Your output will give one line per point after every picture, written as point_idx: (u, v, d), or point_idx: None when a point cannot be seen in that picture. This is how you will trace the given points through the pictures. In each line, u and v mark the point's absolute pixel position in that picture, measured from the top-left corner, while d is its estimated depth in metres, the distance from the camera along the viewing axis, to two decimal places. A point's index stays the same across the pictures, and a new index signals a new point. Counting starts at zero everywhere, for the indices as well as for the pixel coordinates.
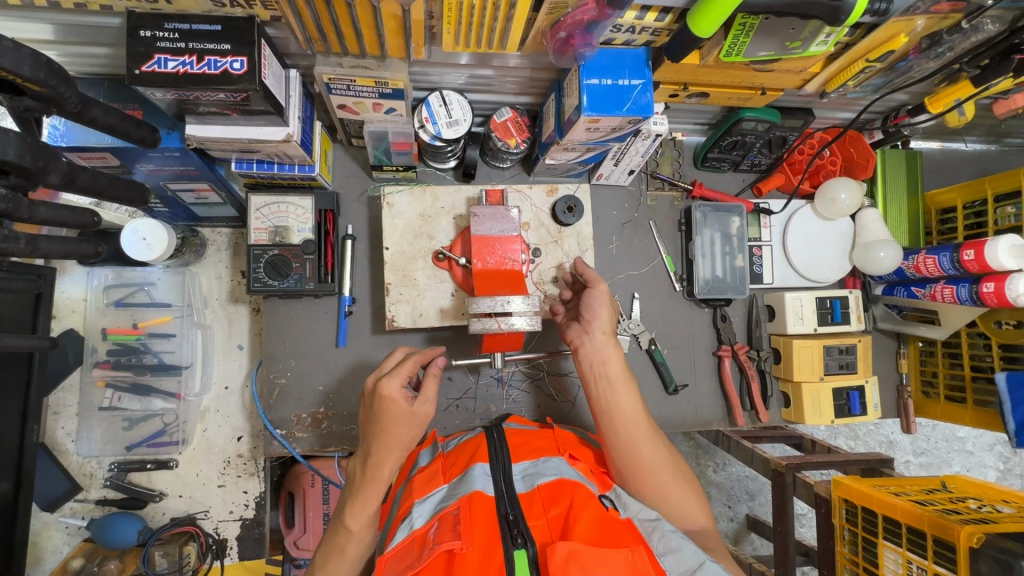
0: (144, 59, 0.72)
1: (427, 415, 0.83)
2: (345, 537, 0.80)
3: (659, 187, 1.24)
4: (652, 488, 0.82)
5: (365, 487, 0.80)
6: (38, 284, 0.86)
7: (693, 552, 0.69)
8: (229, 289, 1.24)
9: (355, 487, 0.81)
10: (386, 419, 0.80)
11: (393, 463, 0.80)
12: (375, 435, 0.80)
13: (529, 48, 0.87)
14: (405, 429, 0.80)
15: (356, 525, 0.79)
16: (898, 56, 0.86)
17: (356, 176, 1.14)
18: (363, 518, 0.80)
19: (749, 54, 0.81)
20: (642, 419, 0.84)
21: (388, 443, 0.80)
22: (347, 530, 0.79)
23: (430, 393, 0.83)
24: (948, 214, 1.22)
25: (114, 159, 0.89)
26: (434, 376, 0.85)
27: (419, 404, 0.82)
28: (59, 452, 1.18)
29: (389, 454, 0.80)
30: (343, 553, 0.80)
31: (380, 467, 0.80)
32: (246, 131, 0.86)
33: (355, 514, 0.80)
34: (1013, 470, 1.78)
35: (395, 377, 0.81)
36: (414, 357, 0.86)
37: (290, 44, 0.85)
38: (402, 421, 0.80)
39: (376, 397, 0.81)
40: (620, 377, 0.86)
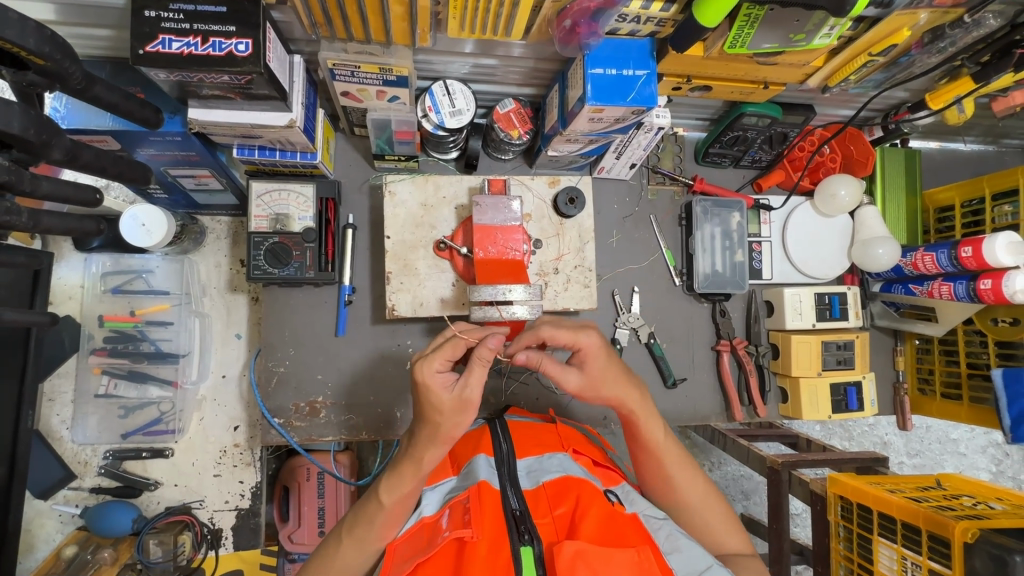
0: (148, 40, 0.72)
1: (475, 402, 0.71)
2: (376, 509, 0.77)
3: (660, 181, 1.24)
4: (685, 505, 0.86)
5: (403, 467, 0.76)
6: (37, 261, 0.85)
7: (701, 554, 0.69)
8: (228, 277, 1.23)
9: (397, 464, 0.77)
10: (426, 405, 0.71)
11: (434, 452, 0.74)
12: (421, 422, 0.73)
13: (534, 37, 0.87)
14: (445, 418, 0.71)
15: (389, 499, 0.76)
16: (900, 51, 0.87)
17: (358, 165, 1.14)
18: (399, 495, 0.76)
19: (753, 45, 0.81)
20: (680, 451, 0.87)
21: (430, 432, 0.72)
22: (379, 502, 0.77)
23: (477, 379, 0.70)
24: (945, 212, 1.23)
25: (114, 142, 0.89)
26: (483, 363, 0.70)
27: (466, 391, 0.70)
28: (54, 439, 1.17)
29: (433, 445, 0.73)
30: (373, 523, 0.77)
31: (423, 451, 0.74)
32: (248, 115, 0.86)
33: (391, 489, 0.76)
34: (1005, 473, 1.79)
35: (433, 363, 0.71)
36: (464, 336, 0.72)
37: (294, 29, 0.85)
38: (443, 410, 0.70)
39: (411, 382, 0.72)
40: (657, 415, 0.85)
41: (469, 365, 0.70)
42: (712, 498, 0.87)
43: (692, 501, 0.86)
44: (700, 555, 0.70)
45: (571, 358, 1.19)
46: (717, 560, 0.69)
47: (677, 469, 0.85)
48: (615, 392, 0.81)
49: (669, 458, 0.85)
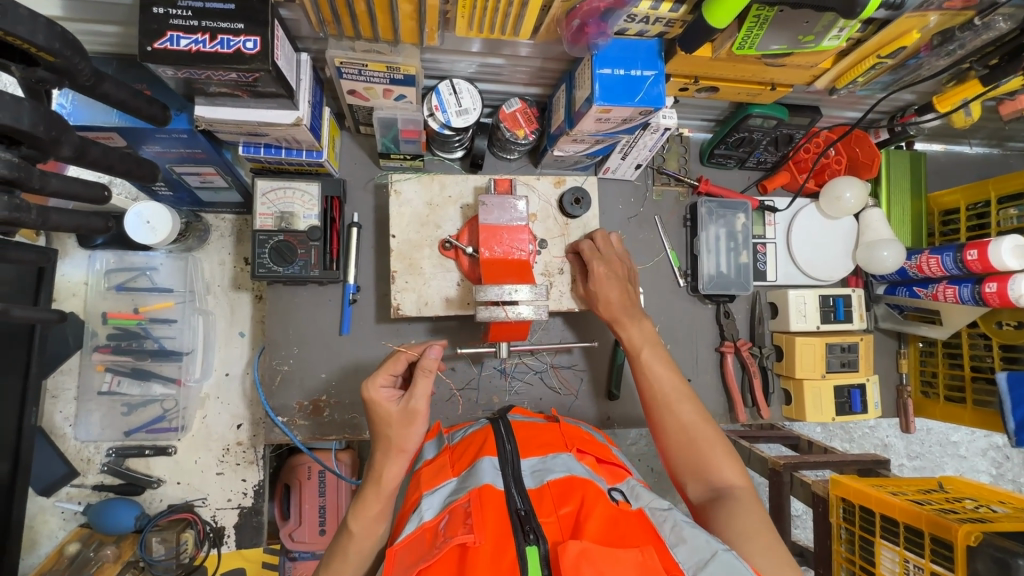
0: (156, 37, 0.71)
1: (422, 412, 0.84)
2: (348, 539, 0.82)
3: (664, 182, 1.25)
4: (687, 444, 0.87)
5: (367, 492, 0.83)
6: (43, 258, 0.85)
7: (706, 542, 0.68)
8: (232, 275, 1.23)
9: (362, 491, 0.84)
10: (379, 419, 0.84)
11: (392, 469, 0.83)
12: (376, 442, 0.84)
13: (542, 37, 0.87)
14: (394, 430, 0.83)
15: (358, 526, 0.82)
16: (908, 53, 0.86)
17: (363, 163, 1.14)
18: (367, 520, 0.82)
19: (761, 47, 0.81)
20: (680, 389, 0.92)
21: (383, 446, 0.83)
22: (350, 531, 0.82)
23: (420, 390, 0.83)
24: (951, 215, 1.23)
25: (120, 139, 0.89)
26: (425, 373, 0.83)
27: (410, 402, 0.83)
28: (57, 436, 1.17)
29: (389, 459, 0.83)
30: (347, 555, 0.82)
31: (381, 470, 0.83)
32: (255, 113, 0.86)
33: (358, 515, 0.82)
34: (1005, 475, 1.80)
35: (378, 381, 0.85)
36: (405, 354, 0.87)
37: (302, 26, 0.85)
38: (393, 422, 0.83)
39: (365, 402, 0.85)
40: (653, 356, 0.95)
41: (414, 377, 0.84)
42: (714, 433, 0.87)
43: (691, 431, 0.87)
44: (705, 542, 0.69)
45: (575, 358, 1.19)
46: (723, 545, 0.68)
47: (674, 401, 0.90)
48: (614, 309, 1.00)
49: (665, 382, 0.93)
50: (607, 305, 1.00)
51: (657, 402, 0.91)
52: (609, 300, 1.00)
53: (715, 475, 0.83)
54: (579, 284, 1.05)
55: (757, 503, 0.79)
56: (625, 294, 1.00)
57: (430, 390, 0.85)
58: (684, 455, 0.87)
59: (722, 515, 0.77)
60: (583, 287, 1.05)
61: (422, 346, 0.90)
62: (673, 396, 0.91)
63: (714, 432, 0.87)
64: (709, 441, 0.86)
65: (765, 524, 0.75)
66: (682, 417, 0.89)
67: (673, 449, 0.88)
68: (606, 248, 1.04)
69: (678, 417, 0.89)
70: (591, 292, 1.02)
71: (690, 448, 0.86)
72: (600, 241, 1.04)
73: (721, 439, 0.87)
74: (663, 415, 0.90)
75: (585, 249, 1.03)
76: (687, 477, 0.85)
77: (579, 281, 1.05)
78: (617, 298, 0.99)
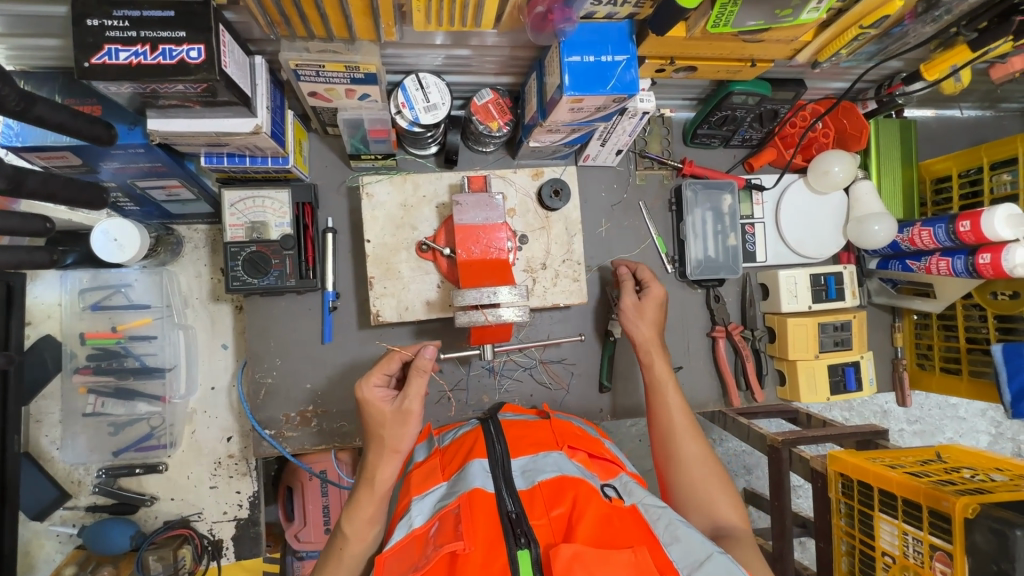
0: (93, 51, 0.67)
1: (416, 412, 0.83)
2: (342, 543, 0.82)
3: (648, 166, 1.21)
4: (692, 480, 0.86)
5: (360, 494, 0.82)
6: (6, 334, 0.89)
7: (701, 544, 0.68)
8: (210, 287, 1.21)
9: (355, 494, 0.83)
10: (373, 421, 0.83)
11: (387, 469, 0.82)
12: (369, 441, 0.84)
13: (506, 25, 0.83)
14: (388, 431, 0.82)
15: (351, 529, 0.81)
16: (892, 22, 0.82)
17: (334, 166, 1.10)
18: (360, 522, 0.82)
19: (737, 24, 0.77)
20: (689, 424, 0.91)
21: (376, 446, 0.82)
22: (344, 534, 0.81)
23: (414, 390, 0.81)
24: (943, 183, 1.19)
25: (75, 158, 0.85)
26: (419, 372, 0.82)
27: (404, 402, 0.81)
28: (45, 460, 1.16)
29: (382, 460, 0.82)
30: (342, 558, 0.81)
31: (376, 475, 0.82)
32: (211, 123, 0.82)
33: (352, 518, 0.82)
34: (1004, 434, 1.80)
35: (371, 380, 0.85)
36: (398, 354, 0.86)
37: (252, 29, 0.80)
38: (386, 422, 0.82)
39: (358, 402, 0.85)
40: (667, 386, 0.95)
41: (408, 377, 0.82)
42: (718, 472, 0.87)
43: (699, 464, 0.87)
44: (700, 543, 0.68)
45: (564, 353, 1.17)
46: (718, 548, 0.67)
47: (685, 435, 0.89)
48: (643, 334, 0.99)
49: (679, 413, 0.92)
50: (647, 326, 1.00)
51: (669, 431, 0.91)
52: (651, 323, 1.00)
53: (718, 513, 0.83)
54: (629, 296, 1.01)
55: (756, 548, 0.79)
56: (663, 320, 1.01)
57: (425, 389, 0.83)
58: (686, 490, 0.86)
59: None
60: (630, 297, 1.01)
61: (417, 347, 0.90)
62: (682, 431, 0.90)
63: (719, 471, 0.87)
64: (714, 477, 0.86)
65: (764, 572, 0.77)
66: (689, 455, 0.88)
67: (676, 479, 0.88)
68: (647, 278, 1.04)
69: (687, 452, 0.88)
70: (637, 309, 1.00)
71: (694, 485, 0.86)
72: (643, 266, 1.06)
73: (723, 476, 0.87)
74: (673, 447, 0.89)
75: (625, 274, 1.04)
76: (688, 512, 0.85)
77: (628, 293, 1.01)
78: (654, 321, 1.00)
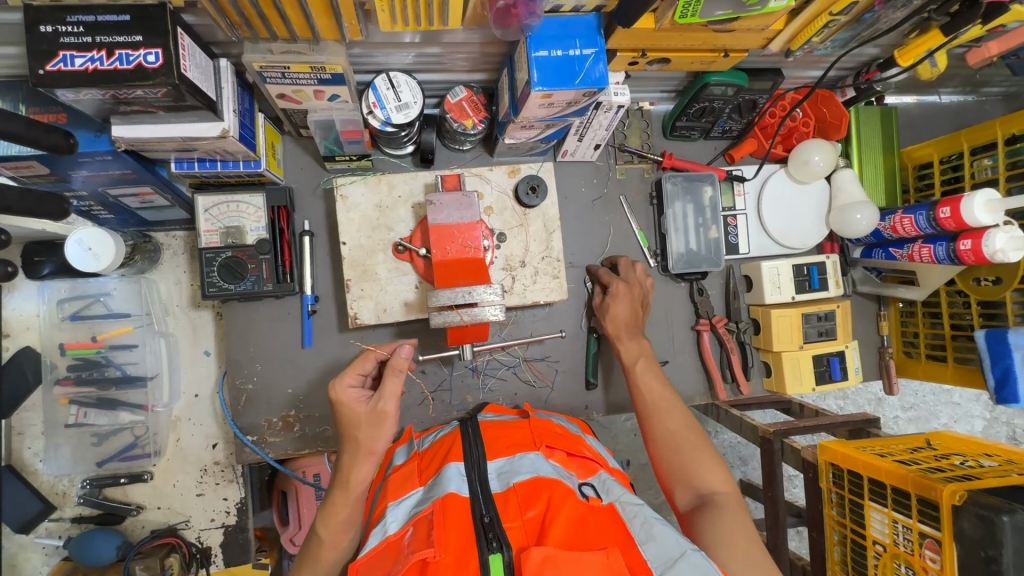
0: (47, 58, 0.66)
1: (392, 412, 0.84)
2: (317, 545, 0.82)
3: (628, 160, 1.20)
4: (675, 450, 0.87)
5: (336, 497, 0.83)
6: None
7: (675, 541, 0.67)
8: (189, 294, 1.20)
9: (331, 496, 0.84)
10: (348, 422, 0.84)
11: (362, 471, 0.83)
12: (344, 444, 0.84)
13: (472, 20, 0.82)
14: (363, 432, 0.83)
15: (327, 533, 0.82)
16: (863, 8, 0.81)
17: (310, 168, 1.09)
18: (335, 525, 0.82)
19: (705, 14, 0.76)
20: (668, 399, 0.93)
21: (352, 449, 0.83)
22: (319, 537, 0.82)
23: (389, 390, 0.84)
24: (925, 169, 1.19)
25: (43, 167, 0.85)
26: (395, 372, 0.84)
27: (379, 402, 0.83)
28: (29, 472, 1.15)
29: (358, 462, 0.83)
30: (318, 561, 0.82)
31: (351, 476, 0.83)
32: (177, 128, 0.81)
33: (327, 521, 0.83)
34: (999, 418, 1.80)
35: (346, 381, 0.86)
36: (374, 354, 0.89)
37: (215, 31, 0.79)
38: (361, 424, 0.83)
39: (333, 404, 0.86)
40: (646, 368, 0.98)
41: (385, 377, 0.85)
42: (700, 440, 0.87)
43: (679, 436, 0.88)
44: (674, 539, 0.68)
45: (547, 350, 1.16)
46: (692, 545, 0.67)
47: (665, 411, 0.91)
48: (613, 327, 1.04)
49: (655, 392, 0.94)
50: (614, 320, 1.04)
51: (648, 410, 0.92)
52: (617, 317, 1.04)
53: (701, 481, 0.82)
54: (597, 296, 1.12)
55: (742, 513, 0.78)
56: (634, 315, 1.05)
57: (400, 390, 0.86)
58: (670, 461, 0.87)
59: (703, 525, 0.77)
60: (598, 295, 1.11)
61: (393, 347, 0.92)
62: (662, 406, 0.92)
63: (701, 439, 0.87)
64: (695, 447, 0.86)
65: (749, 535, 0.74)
66: (669, 427, 0.89)
67: (659, 454, 0.88)
68: (630, 274, 1.09)
69: (666, 424, 0.90)
70: (603, 306, 1.07)
71: (675, 455, 0.86)
72: (622, 267, 1.11)
73: (706, 445, 0.87)
74: (653, 422, 0.91)
75: (605, 274, 1.11)
76: (674, 485, 0.85)
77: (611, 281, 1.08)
78: (622, 317, 1.04)
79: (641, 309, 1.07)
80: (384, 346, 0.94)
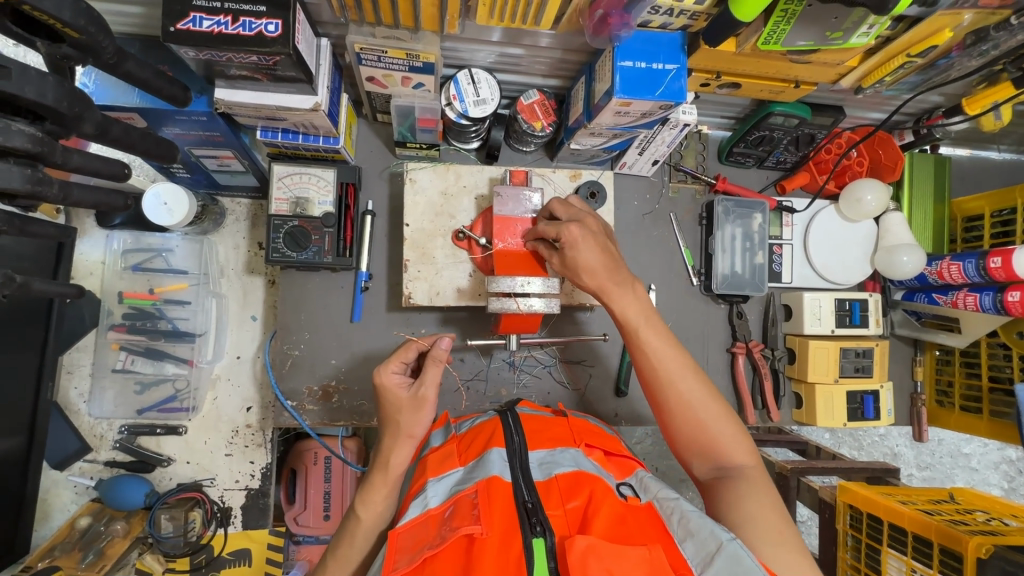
0: (179, 17, 0.71)
1: (431, 399, 0.84)
2: (356, 524, 0.83)
3: (681, 179, 1.23)
4: (695, 423, 0.79)
5: (375, 477, 0.83)
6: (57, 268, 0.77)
7: (711, 534, 0.66)
8: (246, 259, 1.25)
9: (369, 477, 0.85)
10: (389, 405, 0.84)
11: (399, 453, 0.83)
12: (385, 426, 0.85)
13: (564, 27, 0.86)
14: (404, 416, 0.83)
15: (365, 511, 0.82)
16: (940, 52, 0.85)
17: (379, 151, 1.14)
18: (373, 504, 0.83)
19: (787, 42, 0.80)
20: (678, 360, 0.81)
21: (392, 430, 0.83)
22: (358, 515, 0.83)
23: (429, 378, 0.83)
24: (974, 222, 1.20)
25: (141, 120, 0.90)
26: (435, 362, 0.83)
27: (420, 389, 0.83)
28: (71, 412, 1.19)
29: (398, 444, 0.83)
30: (355, 538, 0.82)
31: (390, 462, 0.83)
32: (273, 97, 0.86)
33: (366, 500, 0.83)
34: (1017, 490, 1.76)
35: (389, 367, 0.86)
36: (414, 343, 0.87)
37: (323, 11, 0.84)
38: (402, 407, 0.83)
39: (375, 388, 0.85)
40: (644, 325, 0.81)
41: (425, 366, 0.84)
42: (719, 408, 0.79)
43: (696, 412, 0.79)
44: (712, 531, 0.67)
45: (585, 353, 1.18)
46: (730, 535, 0.65)
47: (678, 378, 0.79)
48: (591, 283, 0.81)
49: (665, 360, 0.80)
50: (590, 274, 0.80)
51: (658, 383, 0.80)
52: (590, 268, 0.80)
53: (721, 454, 0.78)
54: (553, 259, 0.84)
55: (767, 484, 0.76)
56: (608, 254, 0.81)
57: (440, 378, 0.84)
58: (688, 435, 0.79)
59: (728, 499, 0.75)
60: (555, 260, 0.85)
61: (434, 338, 0.90)
62: (671, 375, 0.80)
63: (720, 407, 0.79)
64: (713, 420, 0.79)
65: (773, 504, 0.72)
66: (684, 396, 0.79)
67: (674, 426, 0.81)
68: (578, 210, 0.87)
69: (681, 395, 0.79)
70: (568, 263, 0.82)
71: (695, 430, 0.79)
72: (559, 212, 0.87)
73: (723, 412, 0.80)
74: (665, 393, 0.80)
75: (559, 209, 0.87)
76: (692, 457, 0.80)
77: (550, 256, 0.85)
78: (597, 264, 0.80)
79: (612, 242, 0.84)
80: (425, 336, 0.91)
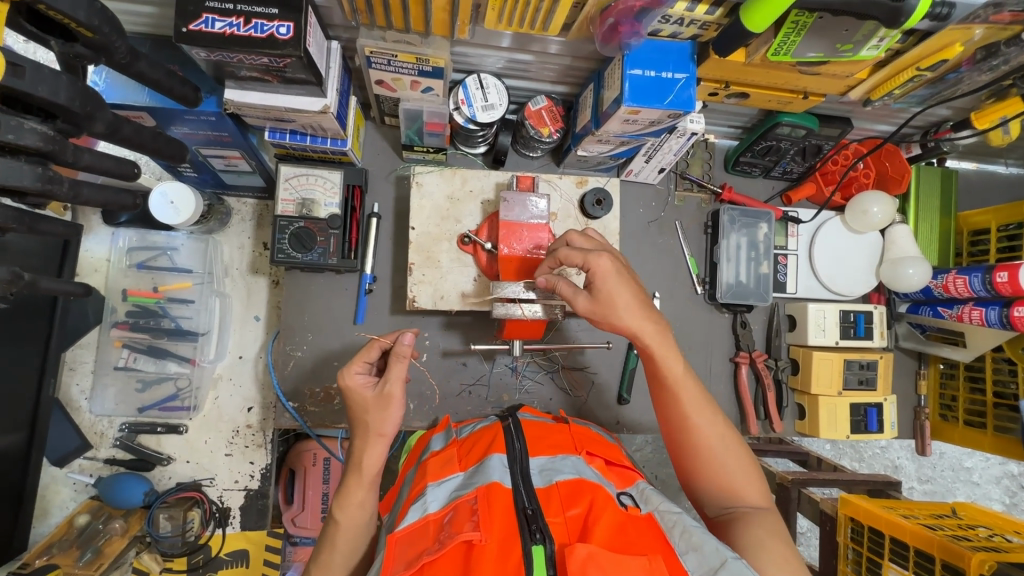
0: (192, 18, 0.72)
1: (398, 396, 0.81)
2: (334, 529, 0.81)
3: (687, 188, 1.23)
4: (710, 458, 0.79)
5: (349, 479, 0.81)
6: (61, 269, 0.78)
7: (715, 551, 0.66)
8: (251, 259, 1.25)
9: (345, 479, 0.83)
10: (355, 407, 0.81)
11: (374, 454, 0.81)
12: (354, 428, 0.82)
13: (574, 34, 0.86)
14: (372, 415, 0.80)
15: (343, 515, 0.81)
16: (950, 67, 0.85)
17: (386, 154, 1.14)
18: (351, 507, 0.81)
19: (797, 54, 0.80)
20: (699, 396, 0.82)
21: (362, 431, 0.81)
22: (335, 519, 0.81)
23: (395, 375, 0.80)
24: (980, 236, 1.18)
25: (150, 119, 0.90)
26: (399, 359, 0.81)
27: (386, 386, 0.80)
28: (72, 409, 1.19)
29: (369, 444, 0.80)
30: (336, 545, 0.81)
31: (364, 465, 0.81)
32: (282, 99, 0.86)
33: (343, 504, 0.81)
34: (1018, 505, 1.75)
35: (353, 367, 0.82)
36: (378, 341, 0.84)
37: (334, 14, 0.85)
38: (369, 407, 0.80)
39: (340, 390, 0.82)
40: (673, 359, 0.80)
41: (390, 363, 0.81)
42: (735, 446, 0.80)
43: (711, 448, 0.79)
44: (716, 547, 0.68)
45: (588, 360, 1.18)
46: (733, 554, 0.66)
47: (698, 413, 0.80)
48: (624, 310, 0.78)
49: (687, 393, 0.81)
50: (620, 306, 0.78)
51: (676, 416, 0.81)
52: (619, 297, 0.78)
53: (736, 491, 0.78)
54: (578, 299, 0.80)
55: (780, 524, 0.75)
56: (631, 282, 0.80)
57: (406, 374, 0.82)
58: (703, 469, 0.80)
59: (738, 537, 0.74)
60: (579, 299, 0.80)
61: (397, 335, 0.88)
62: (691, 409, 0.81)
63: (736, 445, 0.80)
64: (728, 457, 0.79)
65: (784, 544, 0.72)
66: (702, 431, 0.80)
67: (690, 460, 0.81)
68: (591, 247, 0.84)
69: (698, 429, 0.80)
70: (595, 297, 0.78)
71: (710, 465, 0.80)
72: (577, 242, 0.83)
73: (740, 450, 0.80)
74: (682, 425, 0.81)
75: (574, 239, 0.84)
76: (705, 490, 0.81)
77: (574, 294, 0.80)
78: (628, 292, 0.78)
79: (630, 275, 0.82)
80: (388, 334, 0.89)
